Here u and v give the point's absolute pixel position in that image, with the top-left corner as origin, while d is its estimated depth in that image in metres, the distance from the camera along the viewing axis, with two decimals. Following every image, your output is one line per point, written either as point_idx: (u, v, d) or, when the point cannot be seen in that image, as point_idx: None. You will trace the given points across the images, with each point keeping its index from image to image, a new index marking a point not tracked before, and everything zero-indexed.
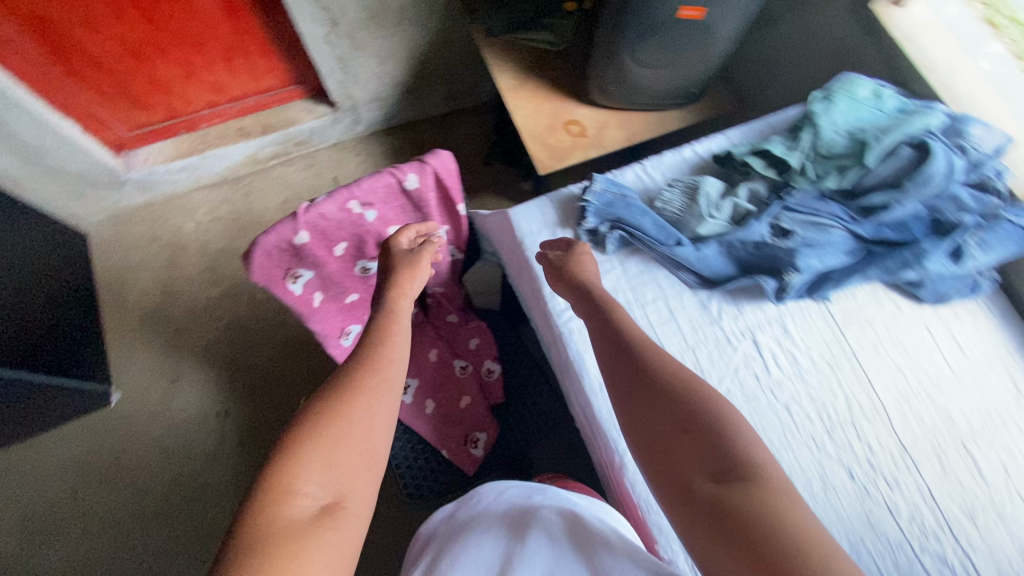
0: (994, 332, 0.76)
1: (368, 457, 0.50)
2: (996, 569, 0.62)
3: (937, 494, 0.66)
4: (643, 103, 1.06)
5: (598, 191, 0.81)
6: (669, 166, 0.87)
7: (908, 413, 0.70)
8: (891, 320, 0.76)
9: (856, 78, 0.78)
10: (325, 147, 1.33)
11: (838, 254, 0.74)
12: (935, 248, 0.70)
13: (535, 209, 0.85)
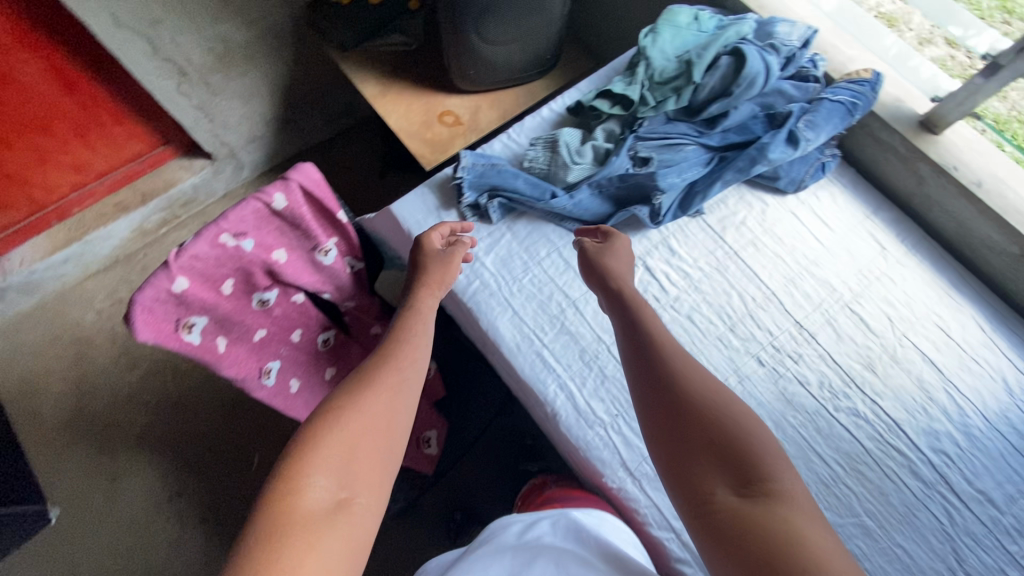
0: (847, 201, 0.75)
1: (381, 457, 0.49)
2: (904, 410, 0.64)
3: (838, 357, 0.66)
4: (507, 79, 1.04)
5: (468, 165, 0.73)
6: (532, 129, 0.80)
7: (796, 293, 0.69)
8: (761, 215, 0.73)
9: (675, 7, 0.76)
10: (215, 200, 1.36)
11: (695, 168, 0.71)
12: (775, 140, 0.68)
13: (414, 198, 0.75)
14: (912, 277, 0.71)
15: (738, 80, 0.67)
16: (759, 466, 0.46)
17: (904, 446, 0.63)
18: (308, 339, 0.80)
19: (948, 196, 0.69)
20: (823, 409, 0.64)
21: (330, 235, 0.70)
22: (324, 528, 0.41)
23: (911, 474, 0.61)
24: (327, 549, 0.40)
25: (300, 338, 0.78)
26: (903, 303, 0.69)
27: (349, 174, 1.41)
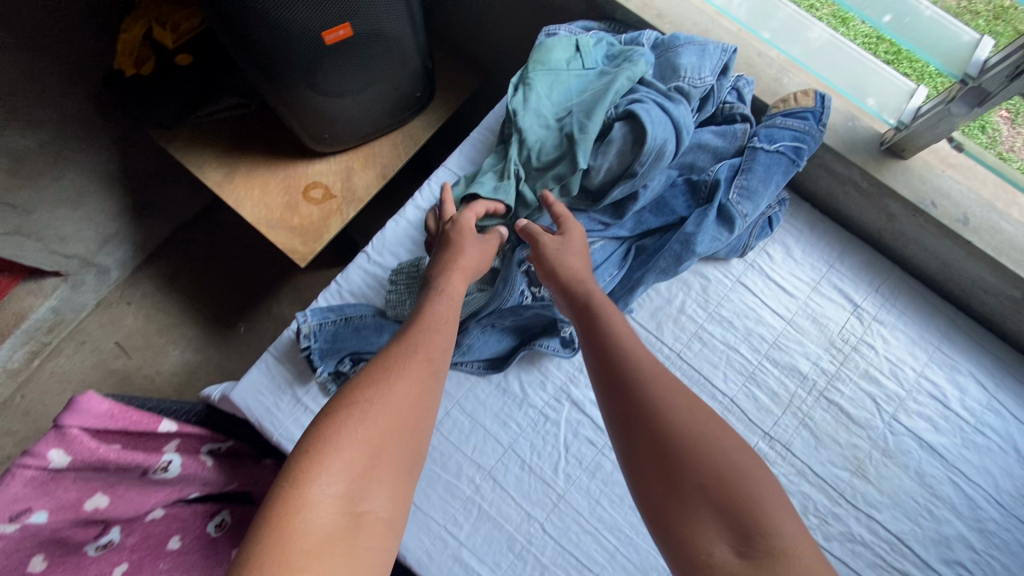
0: (808, 261, 0.70)
1: (405, 469, 0.43)
2: (902, 515, 0.60)
3: (815, 466, 0.61)
4: (375, 130, 0.84)
5: (315, 330, 0.65)
6: (394, 243, 0.72)
7: (758, 394, 0.64)
8: (704, 302, 0.68)
9: (547, 43, 0.68)
10: (88, 314, 1.13)
11: (609, 271, 0.65)
12: (698, 225, 0.63)
13: (259, 377, 0.66)
14: (888, 339, 0.67)
15: (640, 155, 0.60)
16: (764, 515, 0.38)
17: (912, 562, 0.58)
18: (193, 540, 0.58)
19: (928, 233, 0.65)
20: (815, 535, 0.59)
21: (163, 447, 0.56)
22: (334, 547, 0.36)
23: None
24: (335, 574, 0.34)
25: (182, 543, 0.58)
26: (886, 375, 0.65)
27: (235, 244, 1.18)
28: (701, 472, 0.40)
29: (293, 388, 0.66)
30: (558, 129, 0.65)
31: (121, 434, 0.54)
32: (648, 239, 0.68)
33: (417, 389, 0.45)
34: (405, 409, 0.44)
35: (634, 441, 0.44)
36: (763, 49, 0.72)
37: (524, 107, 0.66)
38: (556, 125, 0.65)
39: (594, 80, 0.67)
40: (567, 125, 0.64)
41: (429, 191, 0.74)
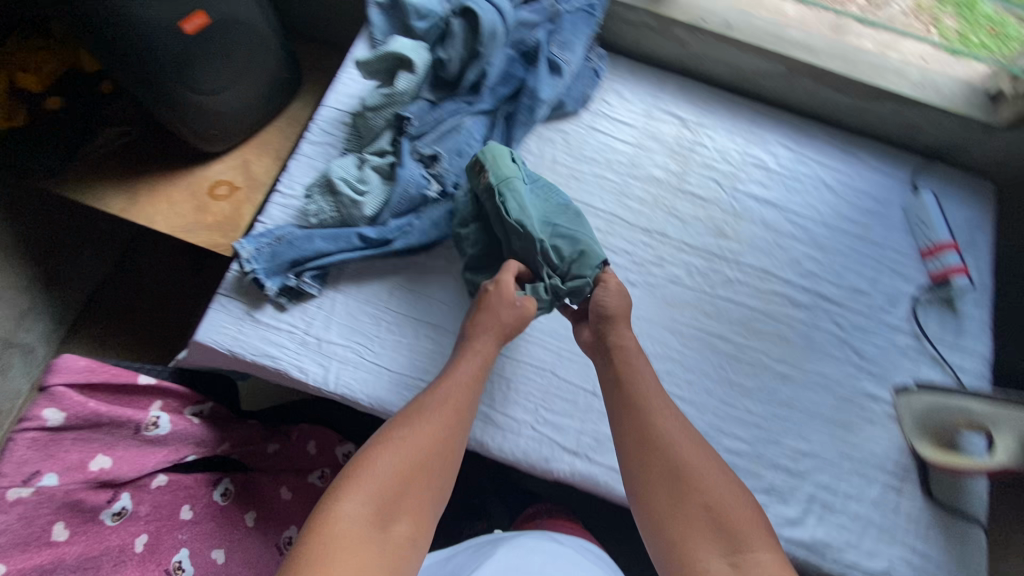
0: (629, 102, 1.02)
1: (432, 494, 0.64)
2: (749, 243, 0.93)
3: (688, 240, 0.92)
4: (257, 120, 0.95)
5: (253, 254, 0.81)
6: (299, 176, 0.90)
7: (628, 202, 0.94)
8: (567, 148, 0.97)
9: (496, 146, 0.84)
10: (22, 403, 1.08)
11: (473, 138, 0.90)
12: (539, 79, 0.92)
13: (215, 316, 0.81)
14: (715, 138, 1.00)
15: (479, 38, 0.86)
16: (742, 537, 0.58)
17: (777, 277, 0.91)
18: (200, 509, 0.81)
19: (701, 40, 1.00)
20: (703, 292, 0.89)
21: (148, 407, 0.80)
22: (358, 544, 0.56)
23: (789, 302, 0.90)
24: (358, 556, 0.55)
25: (191, 512, 0.80)
26: (718, 161, 0.98)
27: (155, 289, 1.20)
28: (704, 502, 0.60)
29: (250, 322, 0.81)
30: (547, 225, 0.83)
31: (105, 399, 0.77)
32: (501, 105, 0.94)
33: (435, 444, 0.66)
34: (427, 451, 0.65)
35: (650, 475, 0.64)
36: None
37: (524, 216, 0.80)
38: (545, 224, 0.83)
39: (535, 192, 0.86)
40: (552, 224, 0.83)
41: (319, 127, 0.93)
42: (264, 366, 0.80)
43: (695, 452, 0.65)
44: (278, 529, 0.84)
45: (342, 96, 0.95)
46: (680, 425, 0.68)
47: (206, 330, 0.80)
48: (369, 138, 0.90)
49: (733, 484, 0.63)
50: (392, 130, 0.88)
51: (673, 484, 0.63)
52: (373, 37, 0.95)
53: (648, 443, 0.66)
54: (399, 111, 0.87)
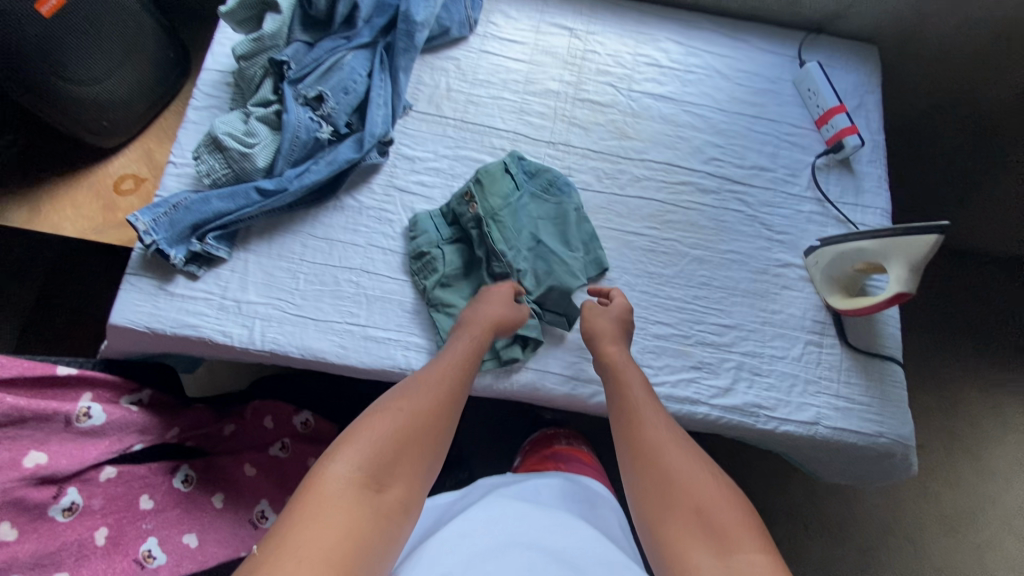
0: (833, 189, 1.00)
1: (424, 464, 0.67)
2: (894, 379, 0.91)
3: (833, 353, 0.91)
4: (492, 52, 1.04)
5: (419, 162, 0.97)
6: (507, 111, 1.01)
7: (790, 297, 0.94)
8: (753, 210, 0.99)
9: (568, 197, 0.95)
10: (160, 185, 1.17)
11: (660, 161, 1.00)
12: (751, 151, 1.02)
13: (367, 189, 0.95)
14: None
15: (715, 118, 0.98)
16: (722, 501, 0.62)
17: (896, 416, 0.89)
18: (160, 491, 0.99)
19: None
20: (822, 396, 0.89)
21: None
22: (350, 507, 0.58)
23: (896, 441, 0.87)
24: (350, 514, 0.57)
25: (150, 500, 0.98)
26: None
27: None
28: (691, 496, 0.63)
29: (369, 207, 0.94)
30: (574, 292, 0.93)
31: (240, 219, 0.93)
32: (706, 147, 1.02)
33: (435, 409, 0.71)
34: (420, 420, 0.68)
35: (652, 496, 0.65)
36: (779, 80, 1.07)
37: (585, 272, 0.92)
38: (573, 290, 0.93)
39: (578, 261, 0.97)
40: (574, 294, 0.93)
41: (542, 86, 1.03)
42: (359, 247, 0.92)
43: (678, 442, 0.69)
44: (249, 506, 1.06)
45: (554, 66, 1.05)
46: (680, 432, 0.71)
47: (349, 195, 0.94)
48: (575, 116, 1.02)
49: (721, 485, 0.64)
50: (583, 124, 1.02)
51: (671, 477, 0.65)
52: (603, 42, 1.07)
53: (640, 439, 0.70)
54: (610, 112, 1.03)
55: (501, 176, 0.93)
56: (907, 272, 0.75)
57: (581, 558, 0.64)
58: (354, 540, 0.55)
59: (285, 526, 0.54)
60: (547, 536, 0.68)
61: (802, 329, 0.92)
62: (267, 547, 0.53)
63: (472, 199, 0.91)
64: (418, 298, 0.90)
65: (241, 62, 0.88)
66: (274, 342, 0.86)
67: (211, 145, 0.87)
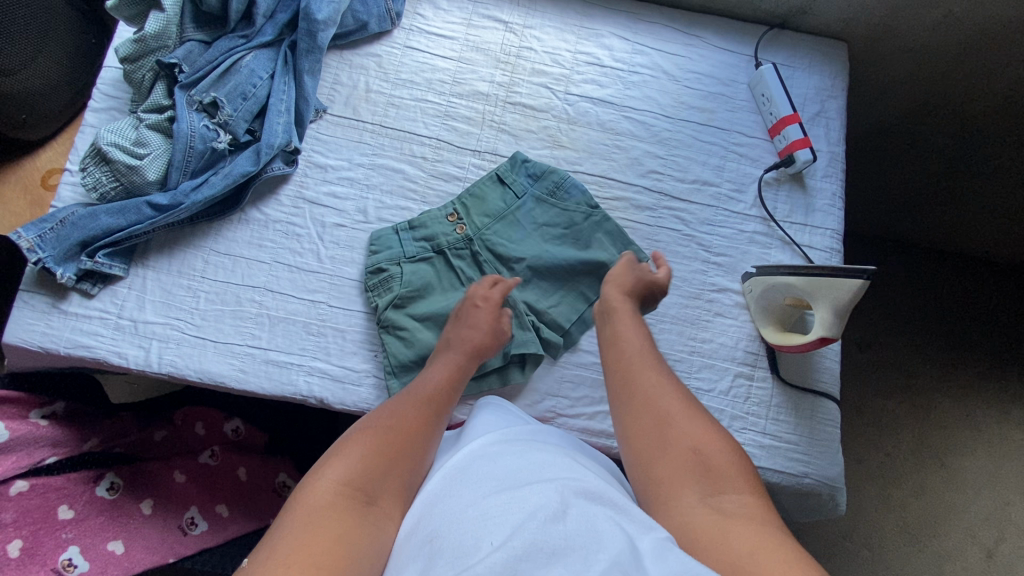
0: (783, 207, 0.93)
1: (417, 473, 0.64)
2: (827, 413, 0.86)
3: (762, 384, 0.86)
4: (417, 48, 0.96)
5: (337, 168, 0.90)
6: (430, 115, 0.94)
7: (722, 325, 0.88)
8: (692, 228, 0.92)
9: (538, 206, 0.90)
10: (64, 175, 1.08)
11: (595, 173, 0.93)
12: (693, 163, 0.94)
13: (283, 199, 0.89)
14: None
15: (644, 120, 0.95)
16: (709, 442, 0.63)
17: (824, 453, 0.84)
18: (82, 501, 0.97)
19: None
20: (748, 431, 0.84)
21: None
22: (341, 517, 0.55)
23: (823, 481, 0.83)
24: (342, 522, 0.54)
25: (68, 512, 0.95)
26: None
27: None
28: (690, 437, 0.64)
29: (275, 220, 0.88)
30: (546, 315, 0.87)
31: None
32: (646, 158, 0.94)
33: (422, 419, 0.68)
34: (409, 430, 0.66)
35: (648, 438, 0.66)
36: (732, 82, 0.98)
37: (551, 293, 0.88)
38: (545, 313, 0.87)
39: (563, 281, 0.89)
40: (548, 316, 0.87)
41: (471, 86, 0.95)
42: (263, 264, 0.87)
43: (672, 393, 0.69)
44: (179, 511, 1.01)
45: (485, 64, 0.96)
46: (670, 381, 0.72)
47: (254, 208, 0.88)
48: (504, 122, 0.94)
49: (713, 428, 0.66)
50: (512, 131, 0.94)
51: (670, 424, 0.66)
52: (540, 38, 0.98)
53: (635, 391, 0.70)
54: (543, 117, 0.95)
55: (464, 197, 0.90)
56: (832, 316, 0.74)
57: (581, 507, 0.55)
58: (349, 551, 0.52)
59: (275, 539, 0.52)
60: (556, 479, 0.58)
61: (731, 361, 0.87)
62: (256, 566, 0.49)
63: (457, 219, 0.89)
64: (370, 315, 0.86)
65: (127, 65, 0.84)
66: (171, 366, 0.82)
67: (96, 156, 0.83)
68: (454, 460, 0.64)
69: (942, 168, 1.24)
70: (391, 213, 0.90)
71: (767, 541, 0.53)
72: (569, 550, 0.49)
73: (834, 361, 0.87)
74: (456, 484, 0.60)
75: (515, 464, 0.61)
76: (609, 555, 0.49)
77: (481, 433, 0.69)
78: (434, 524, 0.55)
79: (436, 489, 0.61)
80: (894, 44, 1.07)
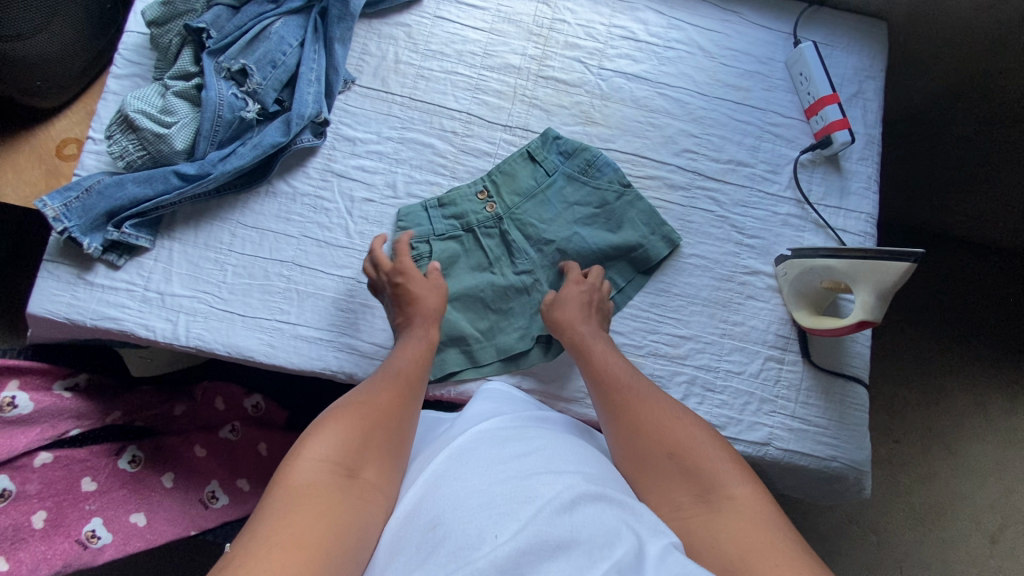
0: (817, 189, 0.91)
1: (397, 446, 0.64)
2: (856, 398, 0.85)
3: (792, 367, 0.86)
4: (447, 18, 0.93)
5: (365, 140, 0.89)
6: (460, 87, 0.91)
7: (754, 307, 0.88)
8: (726, 209, 0.90)
9: (566, 185, 0.89)
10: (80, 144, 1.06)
11: (628, 150, 0.91)
12: (729, 143, 0.92)
13: (312, 172, 0.87)
14: None
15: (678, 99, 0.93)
16: (691, 441, 0.64)
17: (852, 437, 0.84)
18: (104, 474, 0.97)
19: None
20: (778, 414, 0.84)
21: None
22: (324, 494, 0.54)
23: (850, 464, 0.83)
24: (324, 499, 0.54)
25: (90, 484, 0.95)
26: None
27: None
28: (662, 442, 0.64)
29: (303, 193, 0.87)
30: None
31: None
32: (681, 137, 0.92)
33: (398, 395, 0.67)
34: (382, 405, 0.65)
35: (633, 440, 0.66)
36: (769, 60, 0.96)
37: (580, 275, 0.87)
38: None
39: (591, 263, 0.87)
40: None
41: (503, 59, 0.93)
42: (291, 238, 0.85)
43: (647, 394, 0.70)
44: (199, 485, 1.01)
45: (517, 36, 0.94)
46: (641, 381, 0.72)
47: (281, 180, 0.87)
48: (536, 97, 0.92)
49: (695, 423, 0.66)
50: (544, 105, 0.92)
51: (640, 431, 0.66)
52: (573, 10, 0.95)
53: (610, 395, 0.70)
54: (575, 93, 0.93)
55: (496, 176, 0.88)
56: (874, 300, 0.73)
57: (584, 497, 0.54)
58: (333, 528, 0.52)
59: (257, 516, 0.51)
60: (562, 471, 0.57)
61: (762, 344, 0.86)
62: (241, 545, 0.49)
63: (487, 197, 0.87)
64: None
65: (154, 29, 0.82)
66: (199, 339, 0.82)
67: (122, 123, 0.80)
68: (457, 443, 0.63)
69: (970, 153, 1.22)
70: (420, 187, 0.88)
71: (763, 534, 0.54)
72: (574, 544, 0.49)
73: (865, 346, 0.87)
74: (456, 468, 0.59)
75: (521, 452, 0.61)
76: (613, 554, 0.49)
77: (488, 419, 0.68)
78: (432, 513, 0.54)
79: (440, 470, 0.60)
80: (932, 25, 1.04)
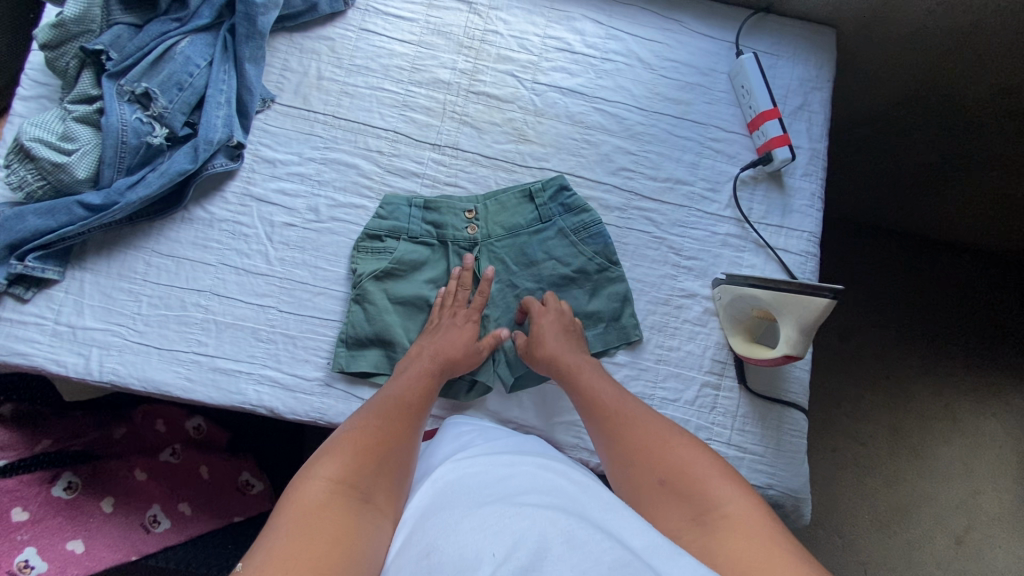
0: (758, 207, 0.88)
1: (406, 472, 0.61)
2: (794, 422, 0.83)
3: (730, 393, 0.83)
4: (371, 32, 0.89)
5: (285, 160, 0.85)
6: (387, 104, 0.87)
7: (692, 331, 0.85)
8: (663, 230, 0.87)
9: (517, 216, 0.85)
10: None
11: (562, 168, 0.88)
12: (666, 159, 0.89)
13: (231, 197, 0.84)
14: None
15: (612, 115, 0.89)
16: (678, 459, 0.60)
17: (788, 463, 0.82)
18: (38, 502, 0.92)
19: None
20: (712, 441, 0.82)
21: None
22: (335, 515, 0.51)
23: (787, 491, 0.81)
24: (338, 519, 0.51)
25: (22, 515, 0.90)
26: None
27: None
28: (653, 466, 0.61)
29: (221, 220, 0.83)
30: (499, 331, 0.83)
31: None
32: (618, 155, 0.89)
33: (408, 419, 0.66)
34: (394, 429, 0.64)
35: (622, 469, 0.63)
36: (711, 72, 0.92)
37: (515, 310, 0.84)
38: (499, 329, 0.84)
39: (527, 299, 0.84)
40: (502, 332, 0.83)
41: (431, 73, 0.89)
42: (209, 267, 0.82)
43: (636, 419, 0.67)
44: (142, 509, 0.98)
45: (446, 49, 0.90)
46: (632, 403, 0.70)
47: (198, 206, 0.83)
48: (465, 114, 0.88)
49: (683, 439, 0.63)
50: (475, 122, 0.88)
51: (629, 459, 0.63)
52: (506, 20, 0.91)
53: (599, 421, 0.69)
54: (507, 109, 0.89)
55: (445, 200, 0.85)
56: (797, 334, 0.71)
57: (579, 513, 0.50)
58: (345, 548, 0.48)
59: (264, 542, 0.48)
60: (548, 492, 0.54)
61: (698, 369, 0.84)
62: (252, 567, 0.45)
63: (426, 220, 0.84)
64: (319, 323, 0.82)
65: (48, 52, 0.78)
66: (113, 374, 0.78)
67: (20, 152, 0.77)
68: (439, 475, 0.59)
69: (935, 156, 1.17)
70: (344, 211, 0.85)
71: (762, 549, 0.49)
72: (571, 549, 0.44)
73: (804, 370, 0.84)
74: (440, 501, 0.54)
75: (507, 476, 0.57)
76: (614, 552, 0.44)
77: (463, 449, 0.65)
78: (424, 543, 0.49)
79: (426, 504, 0.56)
80: (885, 30, 1.00)
